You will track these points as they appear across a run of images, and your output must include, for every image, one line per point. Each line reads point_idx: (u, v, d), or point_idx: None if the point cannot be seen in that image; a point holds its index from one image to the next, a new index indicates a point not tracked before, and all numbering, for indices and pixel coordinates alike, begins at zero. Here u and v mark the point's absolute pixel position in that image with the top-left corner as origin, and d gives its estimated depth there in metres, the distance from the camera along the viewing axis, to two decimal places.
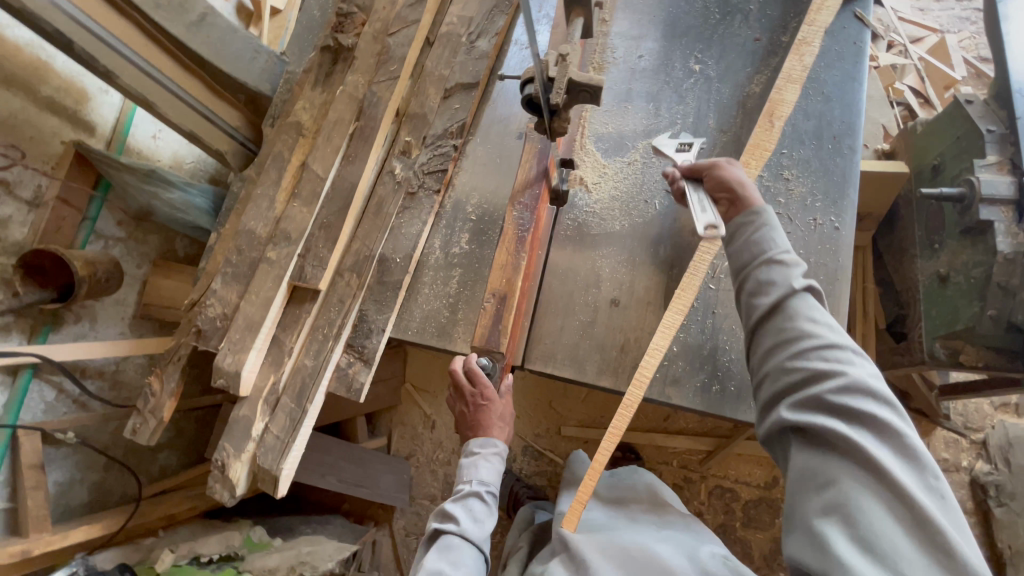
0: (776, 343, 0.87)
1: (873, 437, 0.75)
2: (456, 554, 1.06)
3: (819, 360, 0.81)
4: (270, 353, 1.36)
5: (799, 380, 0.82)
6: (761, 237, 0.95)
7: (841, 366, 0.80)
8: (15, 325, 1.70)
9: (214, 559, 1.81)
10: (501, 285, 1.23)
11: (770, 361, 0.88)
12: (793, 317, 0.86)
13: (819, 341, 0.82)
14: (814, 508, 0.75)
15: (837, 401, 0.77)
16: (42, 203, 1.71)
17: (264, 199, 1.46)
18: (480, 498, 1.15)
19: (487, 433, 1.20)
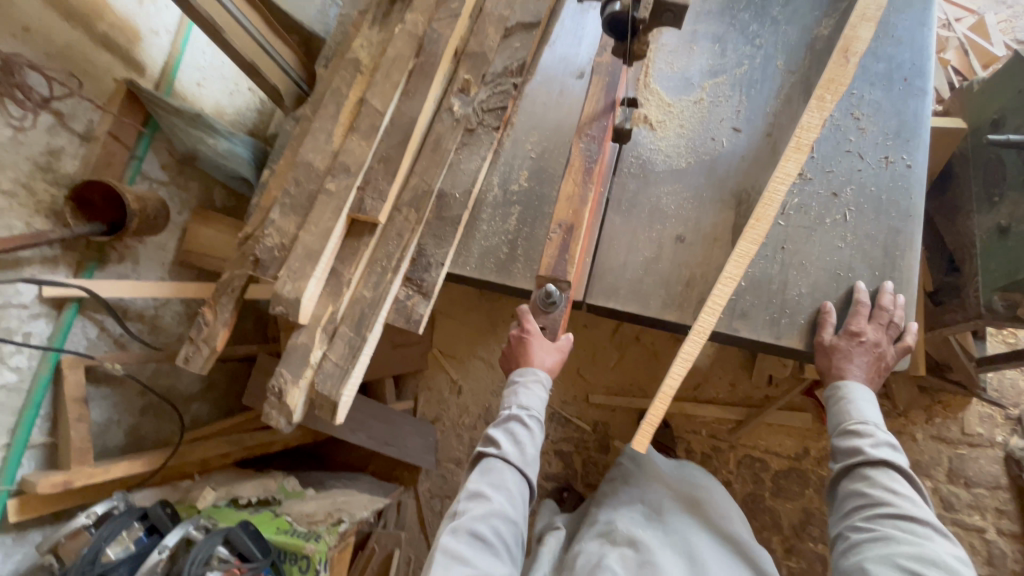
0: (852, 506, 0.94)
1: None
2: (498, 476, 1.12)
3: (893, 530, 0.87)
4: (328, 283, 1.35)
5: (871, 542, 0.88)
6: (848, 414, 1.00)
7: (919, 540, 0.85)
8: (61, 258, 1.65)
9: (252, 501, 1.79)
10: (568, 215, 1.20)
11: (844, 521, 0.94)
12: (873, 480, 0.93)
13: (899, 513, 0.88)
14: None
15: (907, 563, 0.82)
16: (93, 136, 1.71)
17: (322, 132, 1.45)
18: (521, 422, 1.17)
19: (527, 362, 1.21)
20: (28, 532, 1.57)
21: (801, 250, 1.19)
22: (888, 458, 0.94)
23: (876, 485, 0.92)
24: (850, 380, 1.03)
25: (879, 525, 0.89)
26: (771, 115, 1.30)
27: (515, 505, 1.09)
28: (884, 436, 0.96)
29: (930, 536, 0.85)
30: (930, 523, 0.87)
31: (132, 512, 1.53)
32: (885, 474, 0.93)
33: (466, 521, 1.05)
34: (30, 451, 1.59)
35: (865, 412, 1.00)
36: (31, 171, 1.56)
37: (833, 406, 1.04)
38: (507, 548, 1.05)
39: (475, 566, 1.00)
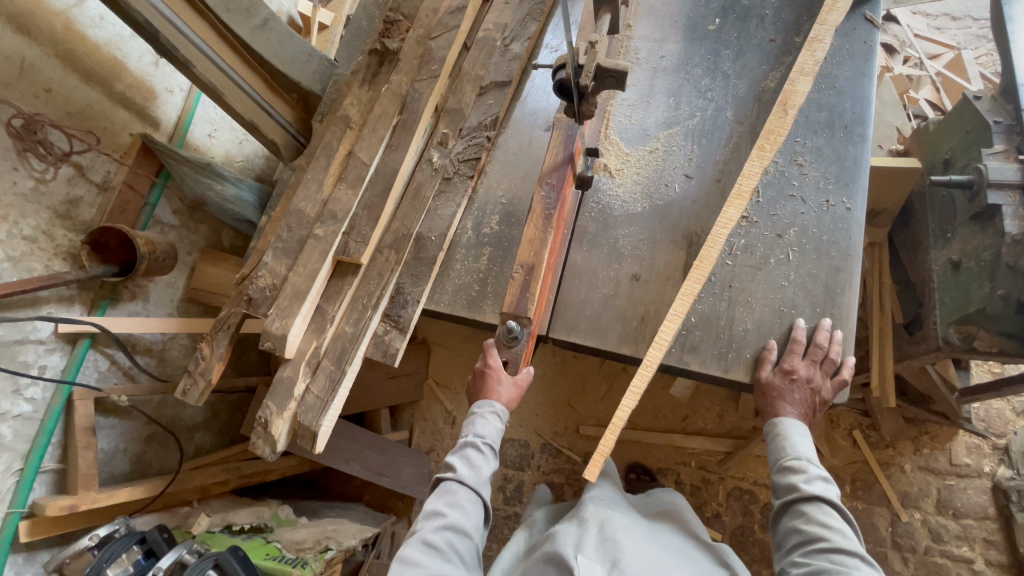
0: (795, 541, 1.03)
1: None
2: (453, 495, 1.22)
3: (825, 557, 0.97)
4: (314, 320, 1.47)
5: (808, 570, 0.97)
6: (784, 455, 1.11)
7: (847, 565, 0.95)
8: (77, 296, 1.80)
9: (245, 529, 1.87)
10: (529, 257, 1.31)
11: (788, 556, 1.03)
12: (808, 513, 1.04)
13: (831, 543, 0.98)
14: None
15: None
16: (110, 186, 1.88)
17: (314, 182, 1.59)
18: (477, 449, 1.27)
19: (487, 395, 1.30)
20: (35, 554, 1.67)
21: (747, 287, 1.27)
22: (821, 491, 1.05)
23: (814, 521, 1.01)
24: (786, 419, 1.13)
25: (816, 556, 0.98)
26: (721, 162, 1.41)
27: (470, 520, 1.19)
28: (814, 470, 1.07)
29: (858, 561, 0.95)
30: (858, 550, 0.97)
31: (131, 536, 1.62)
32: (818, 506, 1.04)
33: (422, 533, 1.16)
34: (40, 477, 1.70)
35: (800, 449, 1.11)
36: (51, 218, 1.73)
37: (773, 448, 1.15)
38: (462, 558, 1.15)
39: (427, 571, 1.09)
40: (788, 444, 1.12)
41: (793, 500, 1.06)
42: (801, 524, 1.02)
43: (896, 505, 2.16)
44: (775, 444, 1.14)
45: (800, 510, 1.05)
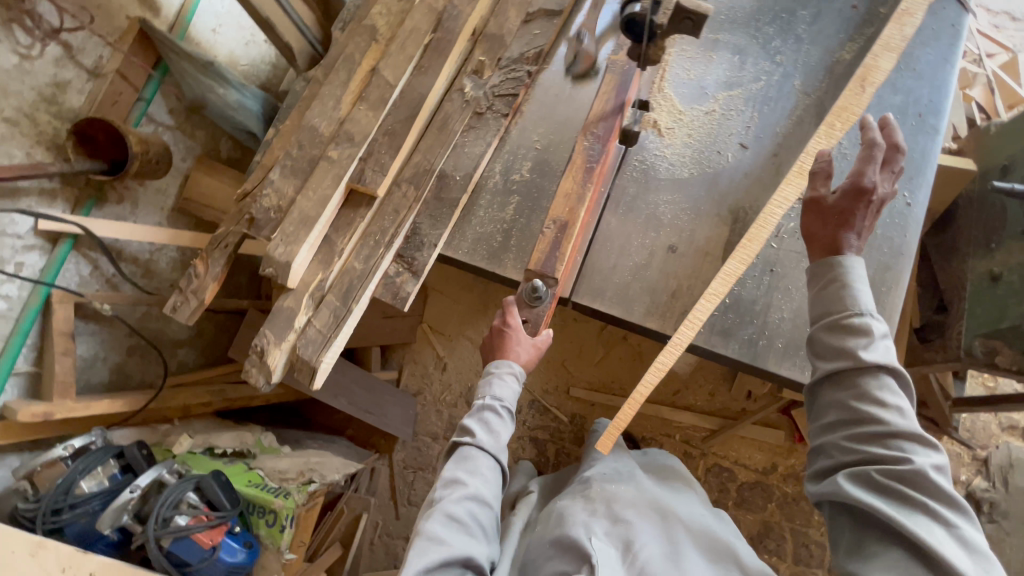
0: (842, 418, 0.94)
1: (932, 526, 0.83)
2: (473, 462, 1.15)
3: (884, 445, 0.89)
4: (320, 251, 1.36)
5: (860, 457, 0.91)
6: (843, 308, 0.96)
7: (906, 452, 0.88)
8: (60, 192, 1.65)
9: (227, 453, 1.84)
10: (563, 213, 1.21)
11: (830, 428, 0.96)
12: (868, 389, 0.93)
13: (890, 428, 0.89)
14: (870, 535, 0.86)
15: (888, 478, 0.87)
16: (101, 73, 1.68)
17: (330, 98, 1.44)
18: (496, 413, 1.19)
19: (504, 355, 1.21)
20: (3, 458, 1.60)
21: (788, 274, 1.20)
22: (884, 360, 0.93)
23: (870, 400, 0.91)
24: (846, 254, 1.01)
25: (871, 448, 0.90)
26: (780, 135, 1.29)
27: (490, 488, 1.13)
28: (876, 332, 0.94)
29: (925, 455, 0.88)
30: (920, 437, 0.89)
31: (108, 450, 1.57)
32: (881, 379, 0.93)
33: (442, 504, 1.09)
34: (13, 379, 1.61)
35: (859, 301, 0.97)
36: (35, 101, 1.55)
37: (832, 295, 1.01)
38: (485, 530, 1.10)
39: (450, 548, 1.03)
40: (850, 294, 0.97)
41: (852, 379, 0.94)
42: (853, 401, 0.92)
43: None
44: (833, 295, 1.00)
45: (856, 386, 0.94)
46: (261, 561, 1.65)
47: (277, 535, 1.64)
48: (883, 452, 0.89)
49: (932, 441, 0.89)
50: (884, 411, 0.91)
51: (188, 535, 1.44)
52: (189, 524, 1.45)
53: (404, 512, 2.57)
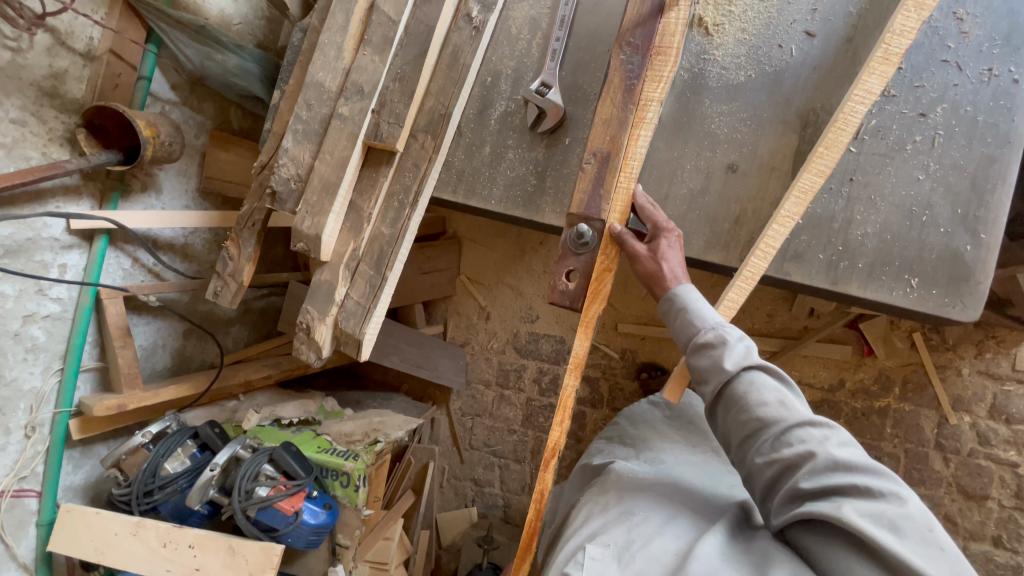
0: (757, 434, 0.96)
1: (815, 448, 0.89)
2: None
3: (789, 445, 0.91)
4: (348, 218, 1.30)
5: (780, 474, 0.92)
6: None
7: (809, 444, 0.90)
8: (84, 188, 1.63)
9: (294, 422, 1.91)
10: (604, 143, 1.08)
11: (761, 450, 0.95)
12: (746, 394, 0.99)
13: (781, 424, 0.94)
14: (769, 448, 0.94)
15: (817, 486, 0.85)
16: (96, 55, 1.59)
17: (332, 46, 1.29)
18: None
19: None
20: (90, 448, 1.73)
21: (869, 182, 1.29)
22: None
23: (798, 428, 0.92)
24: None
25: (769, 443, 0.94)
26: (854, 15, 1.27)
27: None
28: None
29: (772, 392, 0.98)
30: (734, 355, 1.01)
31: (183, 432, 1.66)
32: (749, 370, 1.00)
33: None
34: (83, 376, 1.69)
35: (703, 316, 1.09)
36: (37, 97, 1.47)
37: (681, 323, 1.11)
38: None
39: None
40: None
41: (719, 371, 1.02)
42: (766, 418, 0.96)
43: (945, 408, 2.10)
44: (680, 317, 1.12)
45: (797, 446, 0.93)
46: (341, 520, 1.72)
47: (352, 494, 1.70)
48: (791, 454, 0.90)
49: (825, 421, 0.93)
50: (710, 350, 1.05)
51: (271, 504, 1.52)
52: (271, 494, 1.53)
53: (468, 455, 2.70)
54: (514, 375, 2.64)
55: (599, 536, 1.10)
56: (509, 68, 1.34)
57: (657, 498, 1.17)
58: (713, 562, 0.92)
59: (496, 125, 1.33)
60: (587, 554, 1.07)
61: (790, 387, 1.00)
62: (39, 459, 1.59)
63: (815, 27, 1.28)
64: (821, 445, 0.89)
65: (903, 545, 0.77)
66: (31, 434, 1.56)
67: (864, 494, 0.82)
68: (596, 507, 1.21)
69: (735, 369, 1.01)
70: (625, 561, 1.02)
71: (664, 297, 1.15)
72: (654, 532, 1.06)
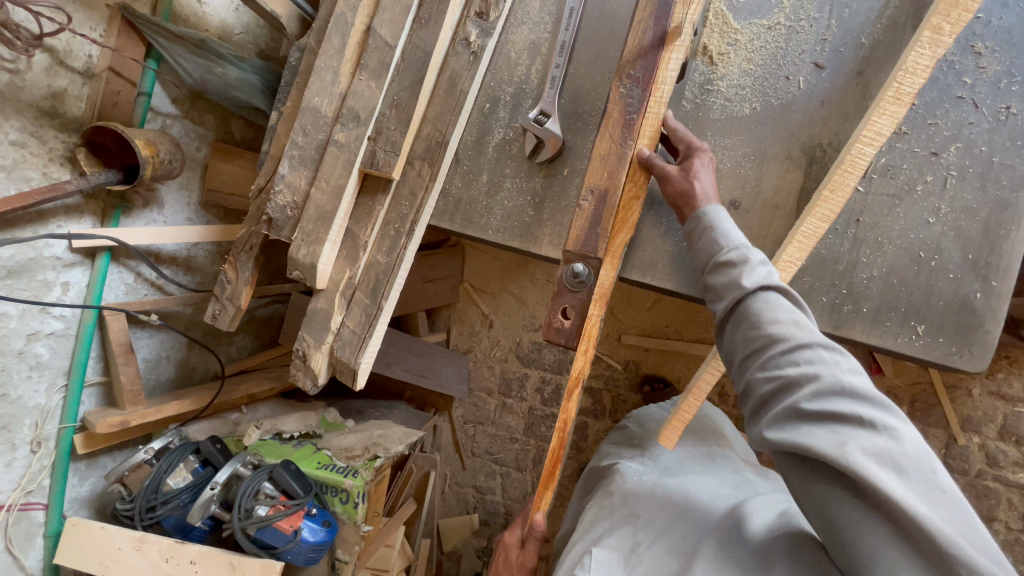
0: (763, 347, 0.87)
1: (825, 370, 0.79)
2: None
3: (795, 364, 0.82)
4: (344, 246, 1.29)
5: (778, 392, 0.83)
6: None
7: (815, 365, 0.80)
8: (85, 206, 1.63)
9: (295, 436, 1.92)
10: (602, 180, 1.06)
11: (764, 365, 0.86)
12: (759, 312, 0.90)
13: (790, 343, 0.84)
14: (775, 363, 0.84)
15: (817, 406, 0.76)
16: (95, 73, 1.58)
17: (327, 71, 1.27)
18: None
19: None
20: (95, 460, 1.76)
21: (877, 224, 1.29)
22: None
23: (810, 348, 0.82)
24: None
25: (774, 358, 0.85)
26: (866, 46, 1.27)
27: None
28: None
29: (787, 312, 0.88)
30: (752, 273, 0.92)
31: (186, 447, 1.69)
32: (765, 291, 0.91)
33: None
34: (88, 390, 1.71)
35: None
36: (36, 117, 1.47)
37: (704, 243, 1.05)
38: None
39: None
40: None
41: (734, 287, 0.94)
42: (776, 334, 0.86)
43: (954, 428, 2.02)
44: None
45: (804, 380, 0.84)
46: (340, 535, 1.74)
47: (351, 511, 1.71)
48: (795, 372, 0.81)
49: (840, 348, 0.83)
50: (720, 324, 1.00)
51: (270, 523, 1.54)
52: (270, 513, 1.54)
53: (470, 463, 2.71)
54: (516, 384, 2.63)
55: (605, 539, 1.11)
56: (507, 94, 1.34)
57: (661, 497, 1.15)
58: (715, 572, 0.94)
59: (494, 153, 1.34)
60: (592, 557, 1.07)
61: (807, 314, 0.90)
62: (44, 474, 1.61)
63: (823, 61, 1.29)
64: (829, 369, 0.79)
65: (901, 485, 0.70)
66: (37, 449, 1.58)
67: (865, 425, 0.74)
68: (602, 509, 1.20)
69: (743, 338, 0.95)
70: (632, 566, 1.04)
71: (691, 218, 1.11)
72: (660, 534, 1.07)
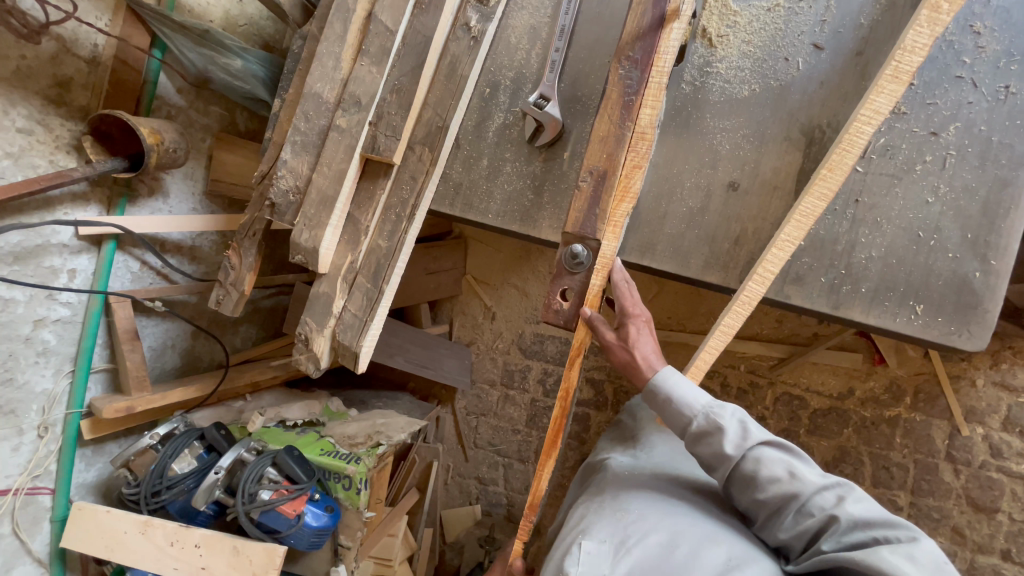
0: (771, 518, 0.99)
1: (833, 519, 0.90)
2: None
3: (809, 514, 0.93)
4: (346, 231, 1.30)
5: (803, 543, 0.94)
6: None
7: (827, 509, 0.92)
8: (92, 194, 1.65)
9: (299, 423, 1.93)
10: (601, 161, 1.06)
11: (780, 529, 0.97)
12: (756, 470, 0.99)
13: (801, 497, 0.95)
14: (785, 530, 0.96)
15: (838, 547, 0.87)
16: (101, 63, 1.60)
17: (329, 56, 1.28)
18: None
19: None
20: (102, 447, 1.78)
21: (876, 205, 1.28)
22: None
23: (814, 499, 0.94)
24: None
25: (787, 514, 0.96)
26: (865, 27, 1.26)
27: None
28: None
29: (781, 464, 0.98)
30: (733, 440, 1.01)
31: (190, 433, 1.70)
32: (755, 448, 1.01)
33: None
34: (94, 377, 1.73)
35: (690, 403, 1.07)
36: (43, 106, 1.49)
37: (668, 414, 1.09)
38: None
39: None
40: None
41: (725, 458, 1.02)
42: (782, 488, 0.97)
43: (958, 419, 2.00)
44: (668, 409, 1.10)
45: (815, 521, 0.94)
46: (343, 521, 1.76)
47: (354, 496, 1.73)
48: (812, 523, 0.92)
49: (836, 481, 0.95)
50: (709, 439, 1.04)
51: (274, 507, 1.55)
52: (273, 497, 1.55)
53: (472, 454, 2.73)
54: (519, 375, 2.64)
55: (593, 530, 1.06)
56: (508, 79, 1.35)
57: (656, 493, 1.15)
58: (715, 567, 0.92)
59: (494, 138, 1.35)
60: (583, 547, 1.02)
61: (798, 455, 1.01)
62: (51, 459, 1.64)
63: (823, 41, 1.28)
64: (838, 510, 0.91)
65: (920, 571, 0.78)
66: (44, 434, 1.60)
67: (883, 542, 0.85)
68: (592, 505, 1.17)
69: (737, 454, 1.01)
70: (621, 556, 0.98)
71: (645, 388, 1.14)
72: (651, 525, 1.03)
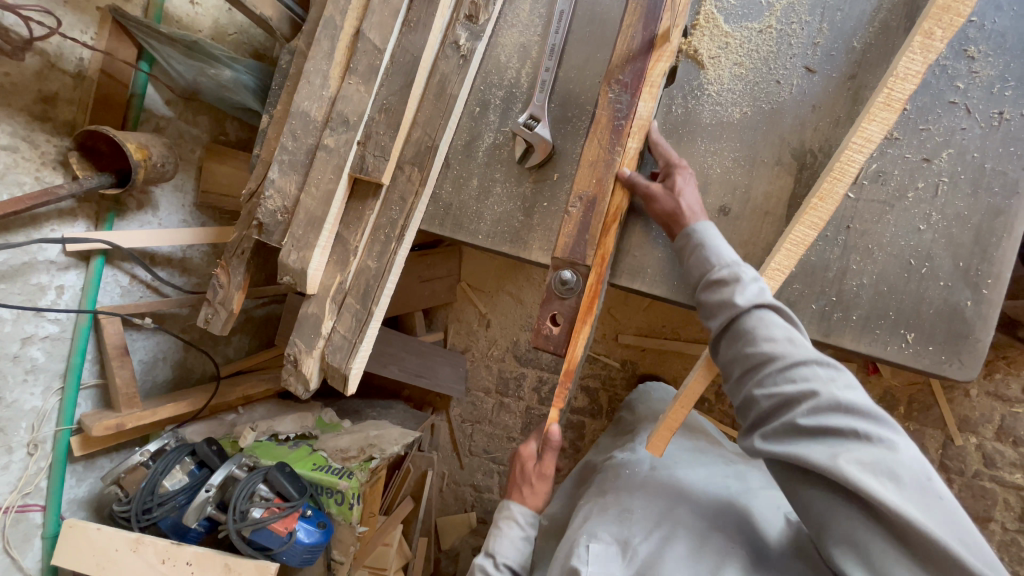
0: (752, 374, 0.96)
1: (818, 392, 0.86)
2: None
3: (792, 381, 0.90)
4: (335, 251, 1.29)
5: (776, 407, 0.91)
6: None
7: (813, 383, 0.87)
8: (79, 210, 1.63)
9: (291, 437, 1.92)
10: (590, 186, 1.06)
11: (757, 386, 0.94)
12: (754, 328, 0.97)
13: (786, 360, 0.91)
14: (763, 392, 0.93)
15: (814, 423, 0.84)
16: (87, 76, 1.58)
17: (317, 74, 1.26)
18: None
19: None
20: (93, 462, 1.77)
21: (867, 230, 1.28)
22: None
23: (802, 369, 0.89)
24: None
25: (769, 373, 0.93)
26: (858, 50, 1.25)
27: None
28: None
29: (780, 329, 0.95)
30: (747, 292, 0.99)
31: (182, 449, 1.69)
32: (760, 309, 0.98)
33: None
34: (84, 392, 1.72)
35: (718, 254, 1.07)
36: (28, 121, 1.47)
37: (696, 260, 1.11)
38: None
39: None
40: None
41: (729, 307, 1.00)
42: (771, 350, 0.93)
43: (951, 428, 2.01)
44: (697, 254, 1.11)
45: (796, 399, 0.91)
46: (336, 536, 1.76)
47: (347, 512, 1.73)
48: (792, 389, 0.88)
49: (834, 362, 0.90)
50: (722, 297, 1.03)
51: (266, 525, 1.55)
52: (264, 515, 1.55)
53: (467, 461, 2.72)
54: (513, 383, 2.63)
55: (598, 531, 1.10)
56: (498, 97, 1.33)
57: (655, 489, 1.18)
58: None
59: (484, 156, 1.34)
60: (589, 549, 1.06)
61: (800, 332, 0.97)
62: (42, 476, 1.63)
63: (817, 62, 1.27)
64: (826, 385, 0.86)
65: (891, 487, 0.77)
66: (33, 451, 1.59)
67: (861, 437, 0.81)
68: (594, 505, 1.21)
69: (747, 306, 0.99)
70: (627, 559, 1.03)
71: (680, 235, 1.16)
72: (655, 527, 1.07)
